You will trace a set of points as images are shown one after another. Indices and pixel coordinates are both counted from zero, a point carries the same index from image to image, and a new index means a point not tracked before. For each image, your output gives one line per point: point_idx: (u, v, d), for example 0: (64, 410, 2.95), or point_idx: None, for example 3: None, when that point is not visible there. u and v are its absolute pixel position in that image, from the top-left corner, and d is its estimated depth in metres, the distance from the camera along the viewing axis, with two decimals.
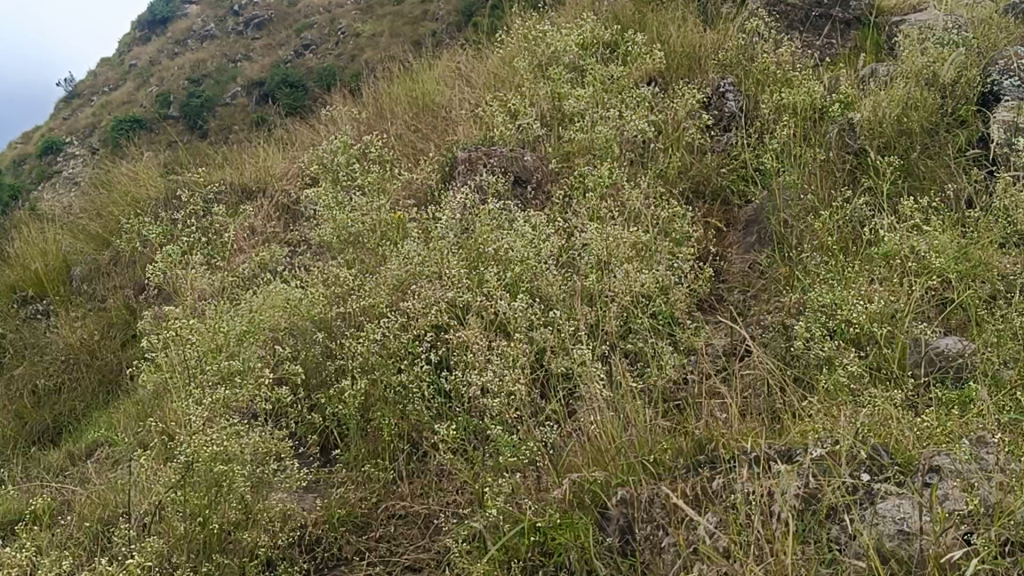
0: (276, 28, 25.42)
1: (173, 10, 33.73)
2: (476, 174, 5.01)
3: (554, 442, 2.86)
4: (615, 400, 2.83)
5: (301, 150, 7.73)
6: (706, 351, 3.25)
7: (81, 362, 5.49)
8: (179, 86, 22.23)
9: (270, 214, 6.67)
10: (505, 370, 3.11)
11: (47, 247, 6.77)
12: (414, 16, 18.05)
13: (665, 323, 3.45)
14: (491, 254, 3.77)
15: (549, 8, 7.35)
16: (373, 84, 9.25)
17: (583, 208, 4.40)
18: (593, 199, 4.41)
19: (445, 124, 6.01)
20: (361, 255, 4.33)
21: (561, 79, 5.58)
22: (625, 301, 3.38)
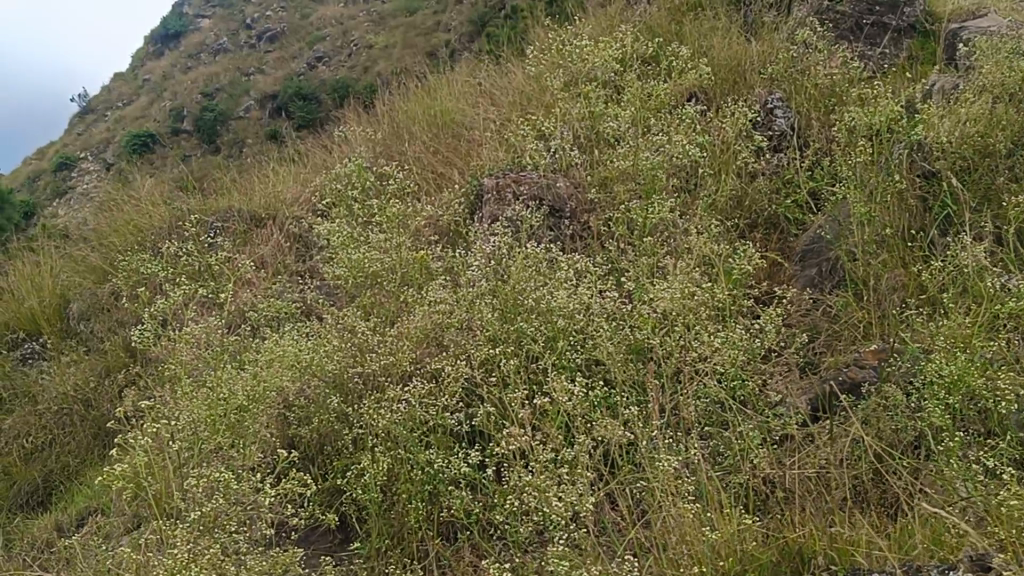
0: (288, 40, 25.04)
1: (186, 24, 33.50)
2: (506, 206, 4.57)
3: (625, 560, 2.37)
4: (700, 517, 2.35)
5: (314, 173, 7.31)
6: (792, 431, 2.78)
7: (75, 413, 5.00)
8: (192, 101, 21.89)
9: (280, 243, 6.22)
10: (558, 456, 2.64)
11: (45, 283, 6.34)
12: (426, 27, 17.56)
13: (734, 387, 2.97)
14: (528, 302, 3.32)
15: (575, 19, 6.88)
16: (387, 100, 8.75)
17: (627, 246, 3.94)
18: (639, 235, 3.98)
19: (469, 148, 5.54)
20: (379, 298, 3.86)
21: (595, 97, 5.11)
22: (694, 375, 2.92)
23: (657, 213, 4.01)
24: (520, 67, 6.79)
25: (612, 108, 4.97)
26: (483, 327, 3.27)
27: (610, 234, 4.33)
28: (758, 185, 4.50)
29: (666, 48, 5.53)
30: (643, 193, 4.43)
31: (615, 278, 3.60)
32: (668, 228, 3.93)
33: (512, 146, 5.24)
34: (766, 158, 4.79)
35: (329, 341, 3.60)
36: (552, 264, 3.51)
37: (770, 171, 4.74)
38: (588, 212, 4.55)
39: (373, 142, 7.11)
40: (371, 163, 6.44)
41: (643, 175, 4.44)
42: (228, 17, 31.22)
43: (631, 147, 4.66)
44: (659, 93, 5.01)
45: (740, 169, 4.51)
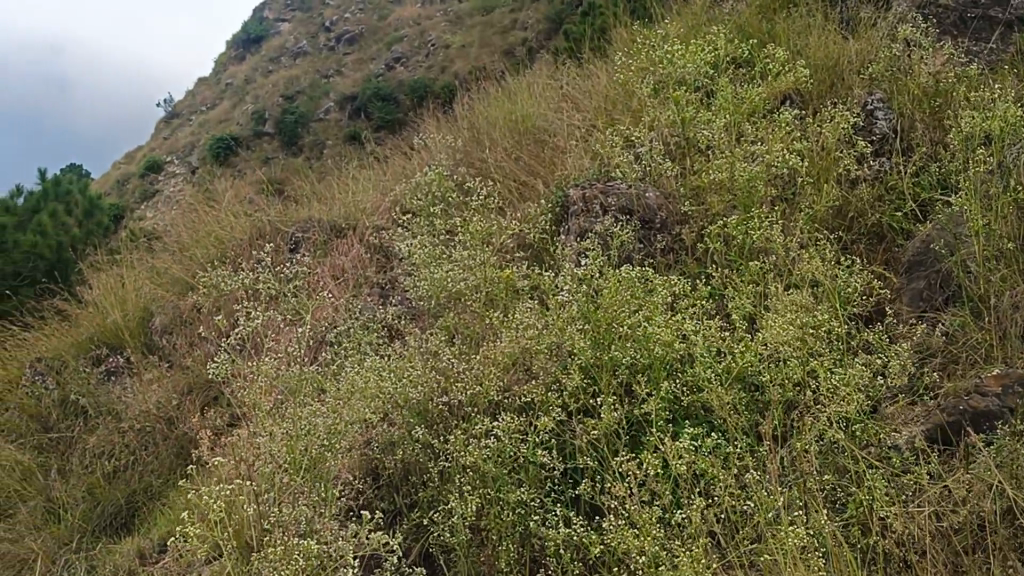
0: (365, 43, 25.12)
1: (266, 28, 33.84)
2: (592, 218, 4.38)
3: None
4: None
5: (394, 180, 7.20)
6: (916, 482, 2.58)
7: (157, 432, 4.91)
8: (272, 105, 22.05)
9: (361, 253, 6.11)
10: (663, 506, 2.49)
11: (128, 297, 6.31)
12: (502, 26, 17.42)
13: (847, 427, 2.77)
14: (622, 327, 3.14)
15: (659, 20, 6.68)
16: (467, 104, 8.60)
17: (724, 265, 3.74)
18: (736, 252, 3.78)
19: (552, 154, 5.36)
20: (464, 319, 3.71)
21: (685, 102, 4.90)
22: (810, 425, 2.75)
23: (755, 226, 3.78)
24: (603, 70, 6.59)
25: (704, 113, 4.75)
26: (572, 354, 3.10)
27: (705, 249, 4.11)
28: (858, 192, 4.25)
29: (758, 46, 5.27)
30: (738, 206, 4.21)
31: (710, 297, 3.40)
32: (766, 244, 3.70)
33: (598, 153, 5.05)
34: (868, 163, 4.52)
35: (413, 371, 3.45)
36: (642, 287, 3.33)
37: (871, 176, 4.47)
38: (679, 224, 4.35)
39: (454, 150, 6.97)
40: (451, 170, 6.29)
41: (737, 184, 4.21)
42: (306, 21, 31.46)
43: (724, 157, 4.44)
44: (754, 96, 4.77)
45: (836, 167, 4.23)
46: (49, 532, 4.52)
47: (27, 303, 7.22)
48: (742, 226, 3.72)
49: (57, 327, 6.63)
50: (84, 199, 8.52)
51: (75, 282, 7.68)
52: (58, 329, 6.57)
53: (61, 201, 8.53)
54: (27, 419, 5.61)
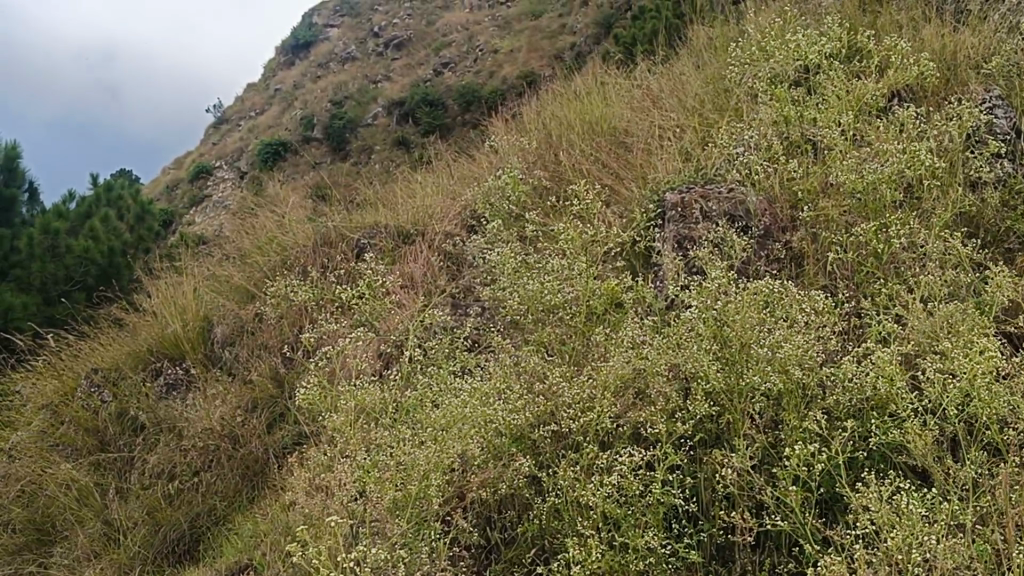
0: (415, 47, 24.90)
1: (317, 34, 33.81)
2: (693, 225, 4.04)
3: None
4: None
5: (462, 185, 6.89)
6: None
7: (221, 450, 4.63)
8: (323, 110, 21.90)
9: (431, 261, 5.81)
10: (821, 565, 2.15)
11: (188, 306, 6.05)
12: (552, 30, 17.12)
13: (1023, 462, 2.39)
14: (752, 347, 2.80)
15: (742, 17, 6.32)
16: (529, 106, 8.30)
17: (850, 279, 3.39)
18: (862, 260, 3.42)
19: (638, 154, 5.03)
20: (564, 340, 3.41)
21: (786, 97, 4.53)
22: (981, 459, 2.37)
23: (886, 234, 3.42)
24: (682, 68, 6.26)
25: (811, 111, 4.39)
26: (697, 377, 2.77)
27: (822, 258, 3.76)
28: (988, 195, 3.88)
29: (861, 39, 4.92)
30: (858, 212, 3.85)
31: (841, 312, 3.05)
32: (900, 255, 3.34)
33: (692, 156, 4.70)
34: (994, 163, 4.10)
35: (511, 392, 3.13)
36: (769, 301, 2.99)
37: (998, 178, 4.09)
38: (787, 231, 4.00)
39: (525, 153, 6.66)
40: (524, 173, 5.98)
41: (856, 187, 3.85)
42: (355, 26, 31.35)
43: (838, 159, 4.08)
44: (866, 92, 4.41)
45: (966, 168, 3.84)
46: (109, 557, 4.25)
47: (83, 311, 6.98)
48: (873, 234, 3.36)
49: (113, 336, 6.37)
50: (137, 205, 8.25)
51: (131, 289, 7.43)
52: (114, 339, 6.31)
53: (115, 207, 8.26)
54: (83, 434, 5.35)
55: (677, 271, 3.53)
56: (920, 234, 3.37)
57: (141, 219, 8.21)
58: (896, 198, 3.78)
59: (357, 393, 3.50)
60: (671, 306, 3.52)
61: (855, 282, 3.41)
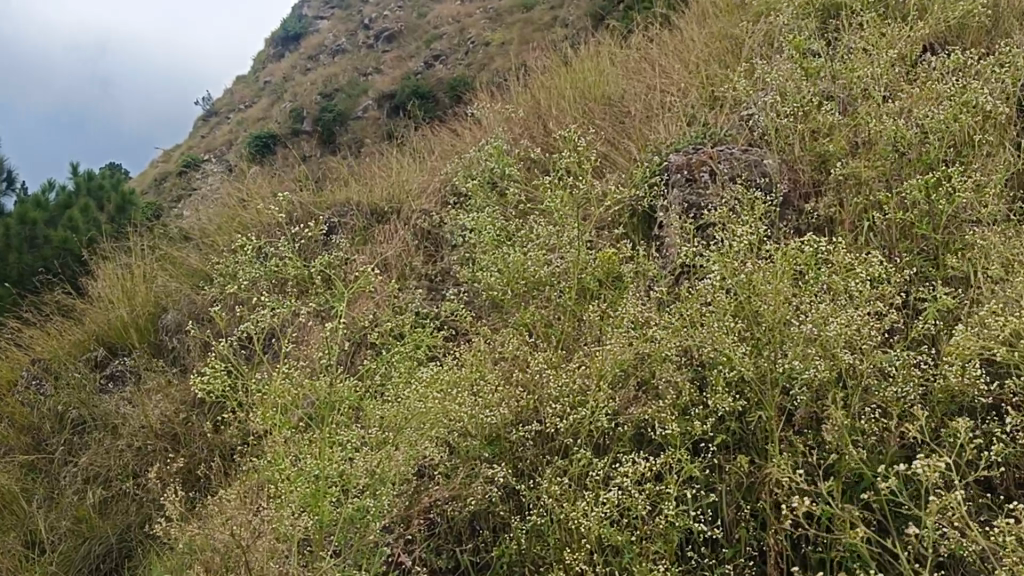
0: (405, 38, 24.28)
1: (307, 26, 33.19)
2: (701, 190, 3.48)
3: None
4: None
5: (444, 160, 6.32)
6: None
7: (159, 450, 4.06)
8: (310, 101, 21.29)
9: (406, 239, 5.24)
10: None
11: (138, 290, 5.47)
12: (546, 20, 16.52)
13: None
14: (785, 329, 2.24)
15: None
16: (519, 82, 7.72)
17: (892, 250, 2.84)
18: (906, 225, 2.86)
19: (637, 119, 4.46)
20: (551, 321, 2.85)
21: (806, 48, 3.97)
22: None
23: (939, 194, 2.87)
24: (684, 31, 5.68)
25: (836, 64, 3.83)
26: (716, 365, 2.20)
27: (857, 228, 3.20)
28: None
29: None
30: (896, 170, 3.28)
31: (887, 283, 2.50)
32: (959, 221, 2.78)
33: (699, 117, 4.14)
34: None
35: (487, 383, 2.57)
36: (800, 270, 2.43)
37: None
38: (810, 197, 3.45)
39: (512, 125, 6.09)
40: (511, 144, 5.41)
41: (893, 142, 3.29)
42: (346, 17, 30.71)
43: (868, 112, 3.52)
44: (900, 38, 3.85)
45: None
46: None
47: (31, 298, 6.37)
48: (924, 193, 2.79)
49: (59, 324, 5.77)
50: (119, 194, 7.66)
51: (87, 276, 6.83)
52: (59, 327, 5.71)
53: (94, 196, 7.68)
54: (14, 431, 4.76)
55: (685, 239, 2.97)
56: (980, 192, 2.82)
57: (123, 209, 7.61)
58: (944, 156, 3.22)
59: (307, 383, 2.92)
60: (680, 281, 2.96)
61: (896, 252, 2.86)
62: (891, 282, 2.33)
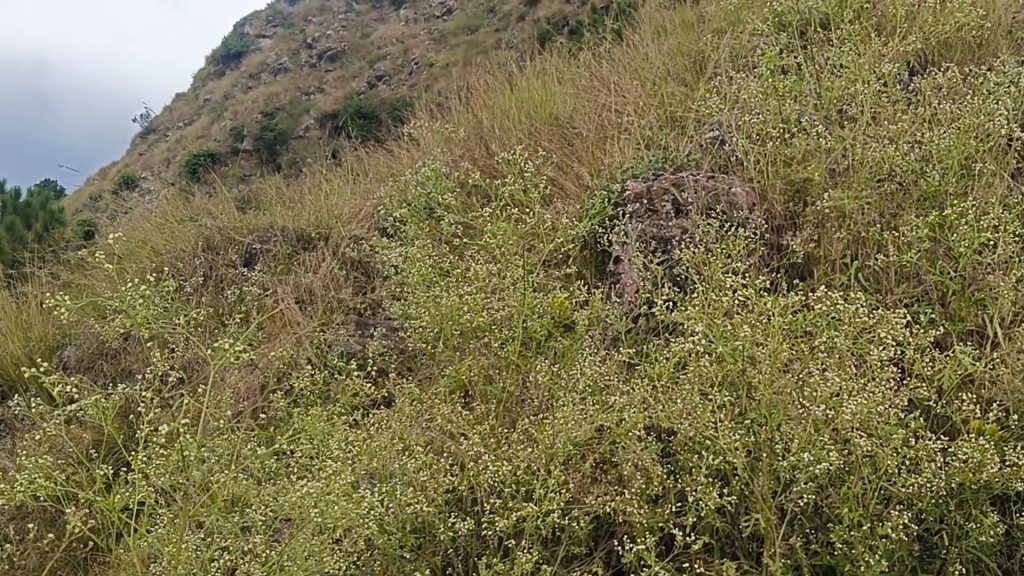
0: (347, 58, 23.79)
1: (248, 44, 32.58)
2: (662, 223, 3.07)
3: None
4: None
5: (377, 182, 5.87)
6: None
7: (41, 514, 3.54)
8: (248, 120, 20.69)
9: (333, 269, 4.77)
10: None
11: (35, 324, 4.93)
12: (491, 42, 16.17)
13: None
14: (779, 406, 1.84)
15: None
16: (460, 100, 7.29)
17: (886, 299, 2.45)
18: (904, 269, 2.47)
19: (588, 141, 4.05)
20: (490, 382, 2.41)
21: (775, 67, 3.58)
22: None
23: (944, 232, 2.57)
24: (637, 49, 5.31)
25: (809, 83, 3.45)
26: (695, 450, 1.78)
27: (843, 269, 2.80)
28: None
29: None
30: (887, 205, 2.90)
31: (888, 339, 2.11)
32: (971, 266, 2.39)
33: (657, 141, 3.73)
34: None
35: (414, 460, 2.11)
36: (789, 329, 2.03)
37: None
38: (785, 232, 3.05)
39: (451, 146, 5.66)
40: (450, 167, 4.98)
41: (881, 171, 2.91)
42: (287, 36, 30.14)
43: (850, 137, 3.14)
44: (880, 56, 3.47)
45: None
46: None
47: None
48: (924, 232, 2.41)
49: None
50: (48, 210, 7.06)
51: None
52: None
53: None
54: None
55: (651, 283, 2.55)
56: (995, 230, 2.43)
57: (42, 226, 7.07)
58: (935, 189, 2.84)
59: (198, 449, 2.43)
60: (644, 329, 2.54)
61: (892, 300, 2.48)
62: (902, 345, 1.93)
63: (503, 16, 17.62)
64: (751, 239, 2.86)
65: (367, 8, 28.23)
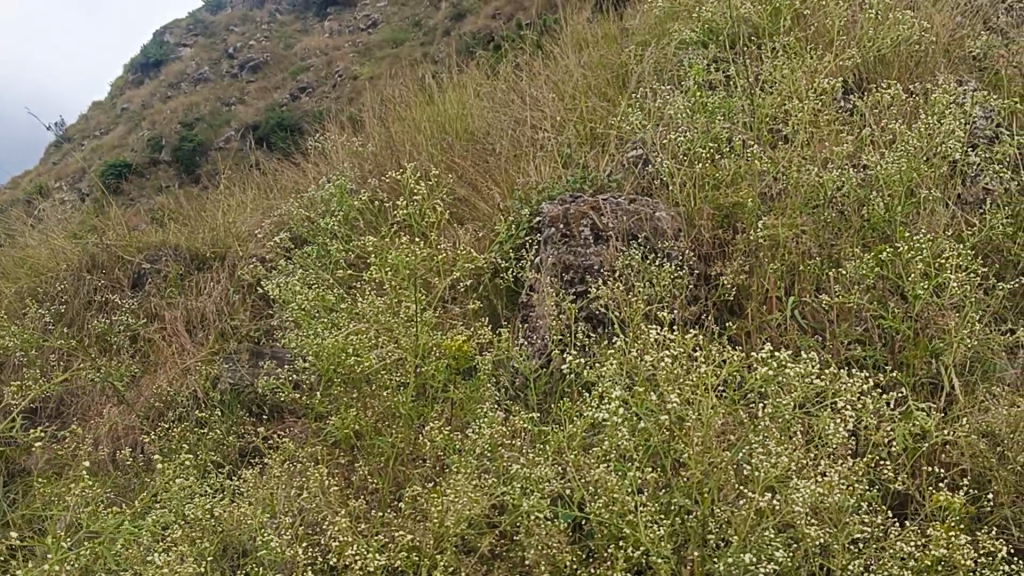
0: (269, 69, 23.27)
1: (167, 53, 31.82)
2: (580, 249, 2.80)
3: None
4: None
5: (282, 197, 5.52)
6: None
7: None
8: (165, 131, 20.07)
9: (226, 288, 4.42)
10: None
11: None
12: (415, 55, 15.84)
13: None
14: (706, 485, 1.62)
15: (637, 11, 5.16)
16: (376, 112, 6.97)
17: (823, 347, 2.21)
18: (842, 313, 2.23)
19: (501, 157, 3.76)
20: (379, 441, 2.11)
21: (702, 81, 3.33)
22: None
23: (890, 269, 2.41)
24: (558, 60, 5.04)
25: (738, 99, 3.20)
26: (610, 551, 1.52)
27: (776, 305, 2.56)
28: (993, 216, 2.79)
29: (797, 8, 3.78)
30: (824, 234, 2.65)
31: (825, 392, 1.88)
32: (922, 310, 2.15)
33: (576, 159, 3.46)
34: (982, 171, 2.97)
35: (296, 536, 1.86)
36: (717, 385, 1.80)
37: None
38: (712, 263, 2.79)
39: (361, 159, 5.33)
40: (357, 183, 4.66)
41: (817, 197, 2.66)
42: (208, 46, 29.48)
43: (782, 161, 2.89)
44: (813, 72, 3.23)
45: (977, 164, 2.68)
46: None
47: None
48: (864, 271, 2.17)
49: None
50: None
51: None
52: None
53: None
54: None
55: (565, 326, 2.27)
56: (943, 270, 2.21)
57: None
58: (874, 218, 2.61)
59: None
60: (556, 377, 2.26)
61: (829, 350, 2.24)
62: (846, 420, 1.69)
63: (426, 30, 17.29)
64: (678, 273, 2.61)
65: (290, 19, 27.72)
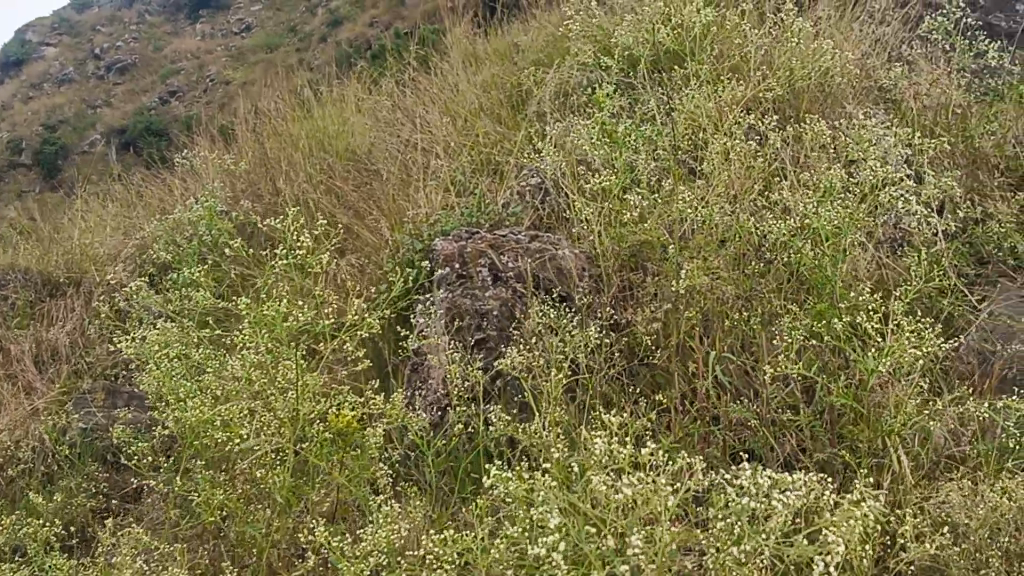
0: (136, 71, 22.41)
1: (27, 52, 30.46)
2: (477, 292, 2.55)
3: None
4: None
5: (146, 214, 5.12)
6: None
7: None
8: (23, 133, 19.09)
9: (80, 317, 4.02)
10: None
11: None
12: (290, 61, 15.38)
13: None
14: None
15: (527, 30, 4.96)
16: (248, 121, 6.58)
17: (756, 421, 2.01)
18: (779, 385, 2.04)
19: (388, 182, 3.49)
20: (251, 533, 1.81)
21: (606, 108, 3.12)
22: None
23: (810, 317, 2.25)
24: (445, 76, 4.79)
25: (643, 128, 3.00)
26: None
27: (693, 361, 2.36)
28: (915, 260, 2.63)
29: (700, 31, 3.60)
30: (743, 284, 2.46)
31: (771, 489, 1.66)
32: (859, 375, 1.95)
33: (470, 188, 3.21)
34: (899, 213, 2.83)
35: None
36: (647, 478, 1.57)
37: (906, 236, 2.86)
38: (622, 309, 2.57)
39: (232, 176, 4.97)
40: (228, 205, 4.32)
41: (736, 243, 2.47)
42: (71, 45, 28.29)
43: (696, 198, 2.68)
44: (724, 102, 3.04)
45: (902, 207, 2.52)
46: None
47: None
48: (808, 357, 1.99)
49: None
50: None
51: None
52: None
53: None
54: None
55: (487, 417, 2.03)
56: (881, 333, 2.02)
57: None
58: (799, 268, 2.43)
59: None
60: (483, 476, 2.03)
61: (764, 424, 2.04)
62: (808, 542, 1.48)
63: (303, 37, 16.82)
64: (589, 329, 2.37)
65: (159, 20, 26.81)
